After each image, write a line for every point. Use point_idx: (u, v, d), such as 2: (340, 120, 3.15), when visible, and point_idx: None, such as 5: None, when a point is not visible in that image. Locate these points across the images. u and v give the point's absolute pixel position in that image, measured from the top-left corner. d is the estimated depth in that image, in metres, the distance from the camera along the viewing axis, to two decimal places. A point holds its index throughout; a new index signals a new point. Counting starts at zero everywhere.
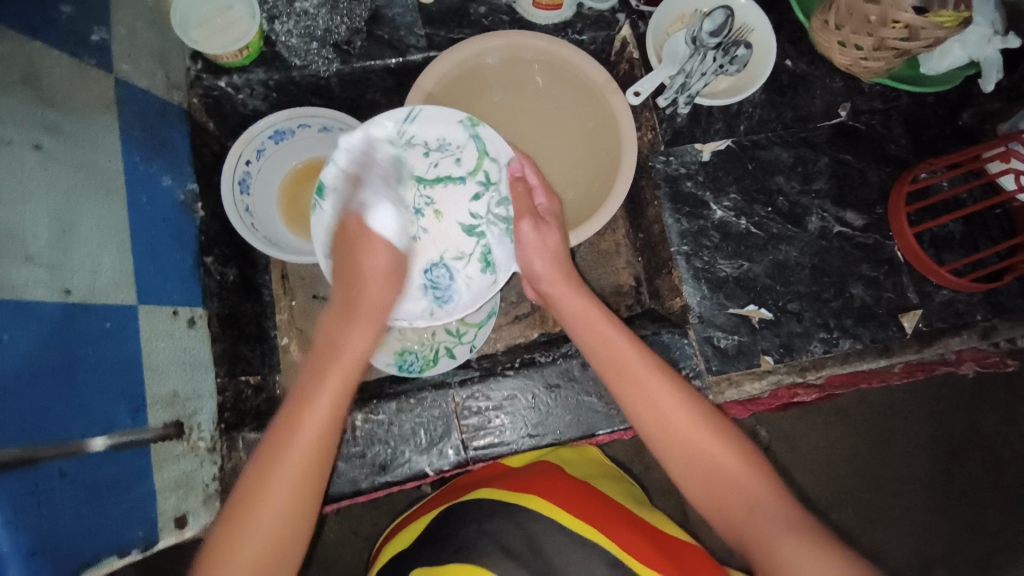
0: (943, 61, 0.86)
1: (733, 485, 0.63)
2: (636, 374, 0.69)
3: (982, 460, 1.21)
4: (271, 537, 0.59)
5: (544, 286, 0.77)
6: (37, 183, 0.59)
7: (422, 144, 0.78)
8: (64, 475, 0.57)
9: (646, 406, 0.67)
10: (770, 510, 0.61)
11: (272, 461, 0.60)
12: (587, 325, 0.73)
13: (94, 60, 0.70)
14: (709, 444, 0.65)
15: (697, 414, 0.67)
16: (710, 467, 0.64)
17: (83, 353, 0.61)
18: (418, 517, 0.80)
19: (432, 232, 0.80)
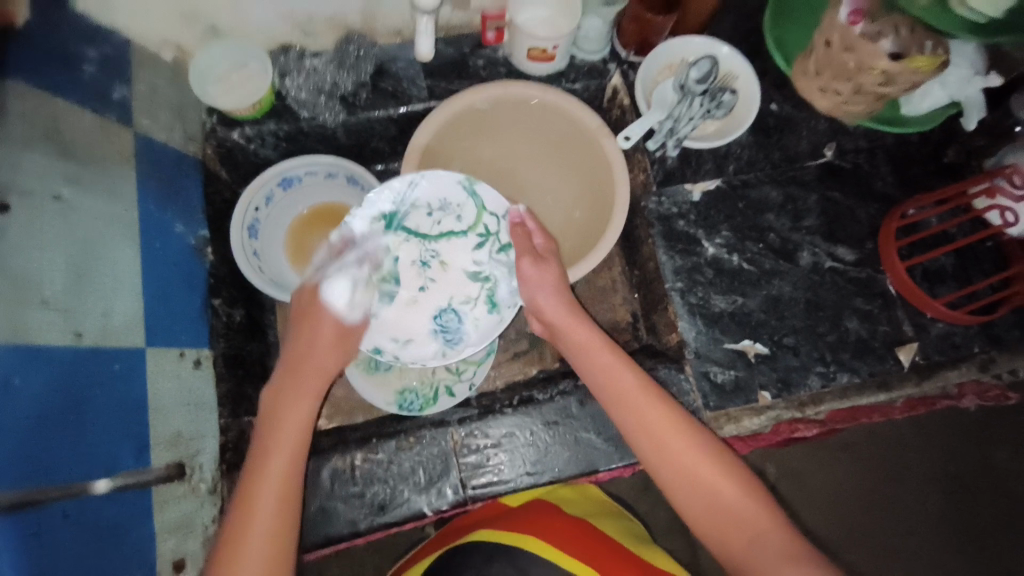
0: (923, 102, 0.90)
1: (735, 518, 0.63)
2: (638, 409, 0.69)
3: (998, 497, 1.18)
4: None
5: (558, 326, 0.78)
6: (56, 231, 0.63)
7: (424, 205, 0.83)
8: (67, 515, 0.58)
9: (646, 437, 0.68)
10: (773, 543, 0.60)
11: (256, 477, 0.65)
12: (596, 361, 0.74)
13: (115, 116, 0.75)
14: (713, 478, 0.65)
15: (697, 444, 0.67)
16: (711, 499, 0.64)
17: (92, 394, 0.63)
18: (418, 559, 0.81)
19: (438, 282, 0.84)
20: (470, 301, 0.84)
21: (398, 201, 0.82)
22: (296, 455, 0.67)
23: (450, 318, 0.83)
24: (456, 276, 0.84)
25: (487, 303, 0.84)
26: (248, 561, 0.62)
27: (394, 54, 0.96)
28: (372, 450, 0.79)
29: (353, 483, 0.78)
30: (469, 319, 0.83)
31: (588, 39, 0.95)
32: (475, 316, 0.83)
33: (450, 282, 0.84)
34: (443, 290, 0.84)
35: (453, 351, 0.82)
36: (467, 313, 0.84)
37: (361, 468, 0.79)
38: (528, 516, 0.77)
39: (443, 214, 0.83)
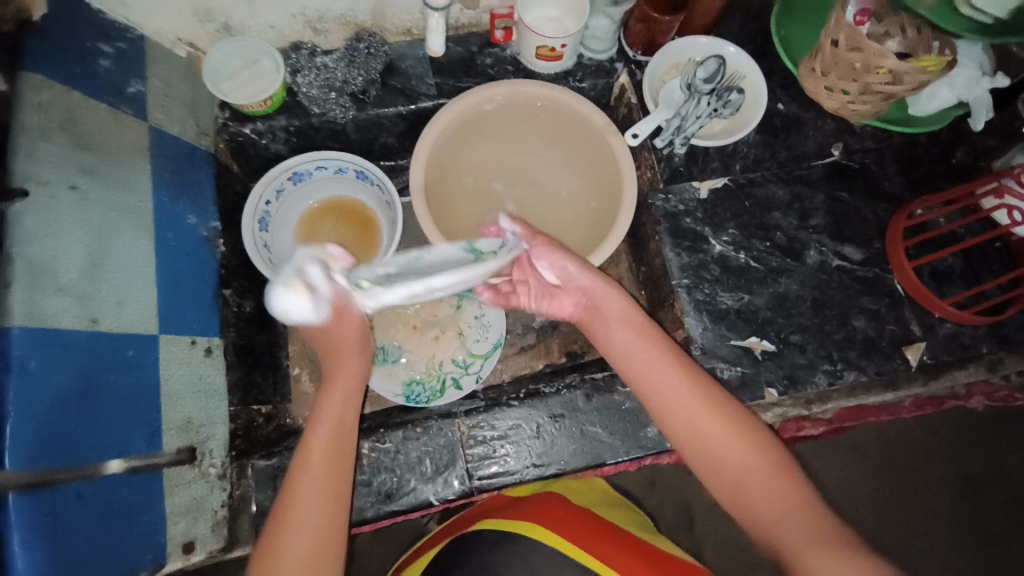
0: (931, 103, 0.89)
1: (758, 487, 0.63)
2: (655, 376, 0.70)
3: (1007, 503, 1.17)
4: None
5: (586, 296, 0.76)
6: (73, 219, 0.64)
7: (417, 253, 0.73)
8: (80, 496, 0.59)
9: (669, 409, 0.68)
10: (796, 510, 0.60)
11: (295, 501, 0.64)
12: (618, 326, 0.74)
13: (130, 109, 0.77)
14: (734, 445, 0.65)
15: (718, 412, 0.67)
16: (733, 468, 0.64)
17: (107, 378, 0.64)
18: (429, 548, 0.80)
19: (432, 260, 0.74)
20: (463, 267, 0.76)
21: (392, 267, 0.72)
22: (339, 440, 0.69)
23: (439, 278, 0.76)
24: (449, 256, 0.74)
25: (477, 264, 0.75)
26: (294, 545, 0.61)
27: (403, 53, 0.98)
28: (379, 440, 0.80)
29: (360, 471, 0.79)
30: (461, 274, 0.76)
31: (596, 38, 0.97)
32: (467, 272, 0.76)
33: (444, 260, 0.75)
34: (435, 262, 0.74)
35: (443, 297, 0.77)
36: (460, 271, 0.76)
37: (368, 457, 0.79)
38: (538, 506, 0.76)
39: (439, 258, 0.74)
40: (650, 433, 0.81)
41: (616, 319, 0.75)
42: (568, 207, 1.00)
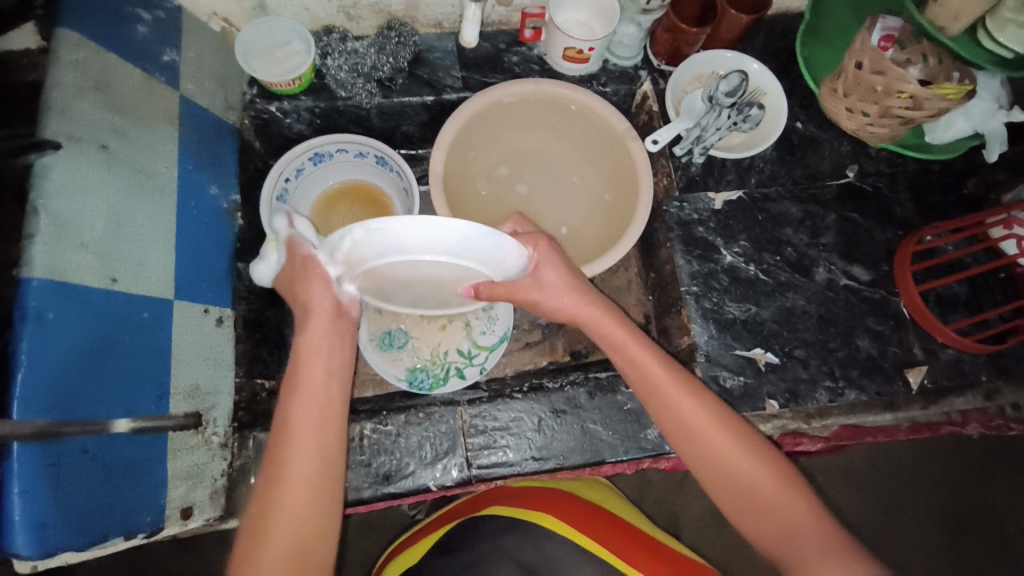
0: (947, 131, 0.92)
1: (763, 497, 0.63)
2: (663, 390, 0.69)
3: (990, 536, 1.19)
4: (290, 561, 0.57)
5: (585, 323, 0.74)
6: (101, 178, 0.65)
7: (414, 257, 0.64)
8: (86, 451, 0.59)
9: (675, 424, 0.68)
10: (807, 526, 0.61)
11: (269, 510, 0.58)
12: (620, 343, 0.72)
13: (163, 77, 0.78)
14: (743, 461, 0.65)
15: (724, 426, 0.67)
16: (738, 478, 0.65)
17: (119, 337, 0.64)
18: (432, 532, 0.83)
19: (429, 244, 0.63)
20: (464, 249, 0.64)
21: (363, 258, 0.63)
22: (321, 411, 0.62)
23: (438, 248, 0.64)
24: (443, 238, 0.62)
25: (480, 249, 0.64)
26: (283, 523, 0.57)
27: (432, 45, 0.99)
28: (381, 422, 0.80)
29: (360, 452, 0.79)
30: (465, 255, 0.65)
31: (622, 45, 0.98)
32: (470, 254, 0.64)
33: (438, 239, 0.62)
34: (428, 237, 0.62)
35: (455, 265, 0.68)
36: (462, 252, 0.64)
37: (369, 438, 0.80)
38: (538, 500, 0.79)
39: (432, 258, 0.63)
40: (650, 435, 0.81)
41: (614, 343, 0.73)
42: (586, 212, 1.01)
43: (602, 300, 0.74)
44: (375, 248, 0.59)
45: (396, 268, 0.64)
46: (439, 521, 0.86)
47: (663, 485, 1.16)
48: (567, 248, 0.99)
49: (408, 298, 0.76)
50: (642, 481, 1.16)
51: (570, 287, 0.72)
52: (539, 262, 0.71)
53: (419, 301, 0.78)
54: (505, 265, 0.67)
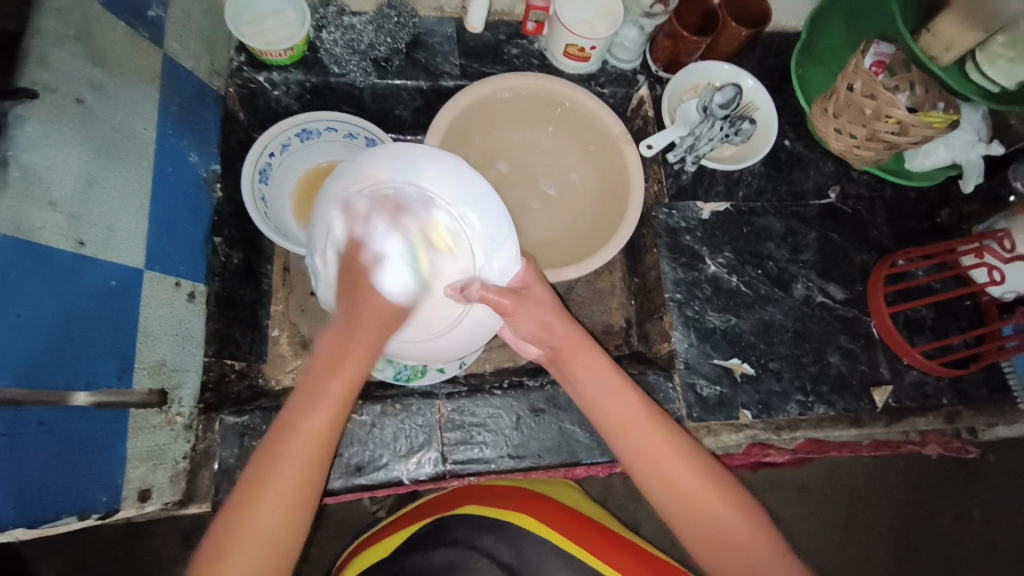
0: (927, 159, 0.95)
1: (734, 539, 0.63)
2: (636, 429, 0.68)
3: (933, 555, 1.25)
4: (263, 546, 0.57)
5: (559, 356, 0.72)
6: (75, 133, 0.61)
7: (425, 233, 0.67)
8: (41, 423, 0.55)
9: (637, 459, 0.68)
10: (777, 565, 0.61)
11: (249, 506, 0.57)
12: (592, 380, 0.71)
13: (147, 34, 0.74)
14: (712, 501, 0.65)
15: (694, 466, 0.67)
16: (711, 521, 0.64)
17: (83, 305, 0.61)
18: (403, 526, 0.80)
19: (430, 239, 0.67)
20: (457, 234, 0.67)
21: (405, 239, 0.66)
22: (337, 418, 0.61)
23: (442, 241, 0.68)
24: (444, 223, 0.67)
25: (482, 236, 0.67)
26: (265, 509, 0.57)
27: (431, 29, 0.97)
28: (356, 411, 0.78)
29: None
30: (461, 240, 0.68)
31: (623, 48, 0.98)
32: (466, 239, 0.67)
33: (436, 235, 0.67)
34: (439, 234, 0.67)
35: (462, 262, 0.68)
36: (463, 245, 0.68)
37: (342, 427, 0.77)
38: (517, 499, 0.78)
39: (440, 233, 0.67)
40: None
41: (587, 373, 0.71)
42: (590, 167, 0.99)
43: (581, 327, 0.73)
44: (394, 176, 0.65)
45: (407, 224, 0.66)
46: (408, 515, 0.83)
47: (628, 490, 1.17)
48: (566, 236, 1.00)
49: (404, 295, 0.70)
50: (609, 486, 1.17)
51: (540, 327, 0.70)
52: (528, 281, 0.70)
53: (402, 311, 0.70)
54: (499, 253, 0.68)
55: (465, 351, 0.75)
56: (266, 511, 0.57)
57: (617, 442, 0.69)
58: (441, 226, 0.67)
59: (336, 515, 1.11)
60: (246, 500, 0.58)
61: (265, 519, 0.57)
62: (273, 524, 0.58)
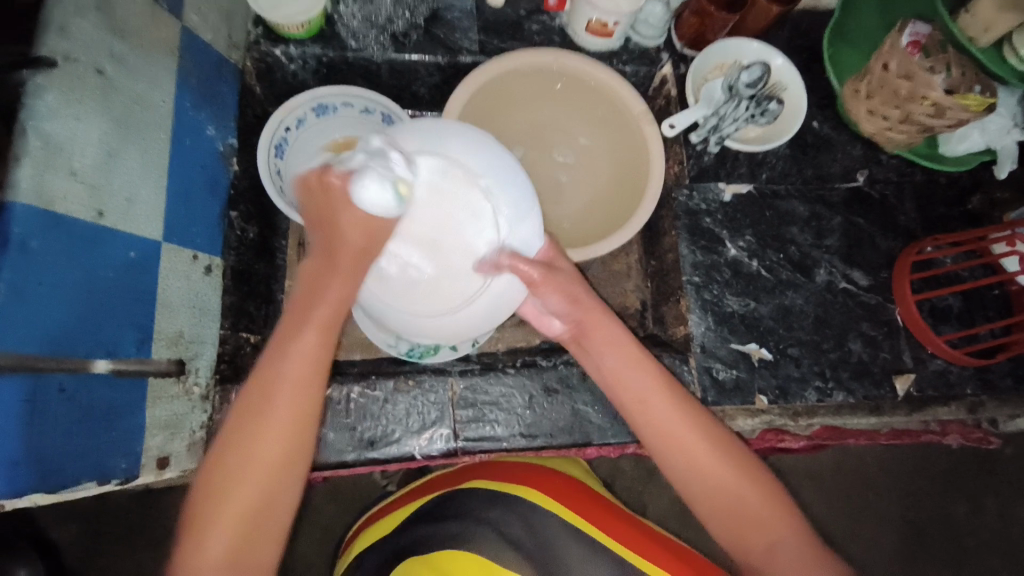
0: (960, 144, 0.91)
1: (751, 518, 0.64)
2: (655, 410, 0.68)
3: (946, 547, 1.23)
4: (260, 483, 0.59)
5: (579, 335, 0.72)
6: (94, 103, 0.61)
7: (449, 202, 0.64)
8: (62, 390, 0.56)
9: (661, 438, 0.67)
10: (795, 543, 0.62)
11: (240, 442, 0.59)
12: (611, 361, 0.70)
13: (166, 4, 0.73)
14: (730, 481, 0.65)
15: (713, 446, 0.67)
16: (729, 500, 0.65)
17: (104, 276, 0.61)
18: (411, 498, 0.82)
19: (453, 207, 0.65)
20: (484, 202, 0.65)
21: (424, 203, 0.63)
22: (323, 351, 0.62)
23: (466, 209, 0.65)
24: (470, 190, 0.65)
25: (508, 206, 0.65)
26: (258, 445, 0.59)
27: (450, 3, 0.95)
28: (369, 387, 0.78)
29: (345, 415, 0.77)
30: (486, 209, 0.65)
31: (647, 24, 0.95)
32: (492, 208, 0.65)
33: (458, 203, 0.64)
34: (460, 202, 0.65)
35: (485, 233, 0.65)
36: (488, 213, 0.65)
37: (356, 402, 0.78)
38: (525, 473, 0.79)
39: (463, 201, 0.65)
40: None
41: (608, 351, 0.70)
42: (596, 128, 0.98)
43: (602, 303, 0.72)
44: (422, 142, 0.63)
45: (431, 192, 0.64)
46: (420, 486, 0.84)
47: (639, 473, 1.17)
48: (586, 209, 0.99)
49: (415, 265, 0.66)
50: (619, 468, 1.17)
51: (567, 301, 0.69)
52: (551, 256, 0.70)
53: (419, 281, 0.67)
54: (525, 224, 0.66)
55: (485, 326, 0.72)
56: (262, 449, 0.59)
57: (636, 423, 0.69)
58: (470, 195, 0.65)
59: (348, 489, 1.12)
60: (235, 439, 0.59)
61: (257, 458, 0.59)
62: (266, 461, 0.59)
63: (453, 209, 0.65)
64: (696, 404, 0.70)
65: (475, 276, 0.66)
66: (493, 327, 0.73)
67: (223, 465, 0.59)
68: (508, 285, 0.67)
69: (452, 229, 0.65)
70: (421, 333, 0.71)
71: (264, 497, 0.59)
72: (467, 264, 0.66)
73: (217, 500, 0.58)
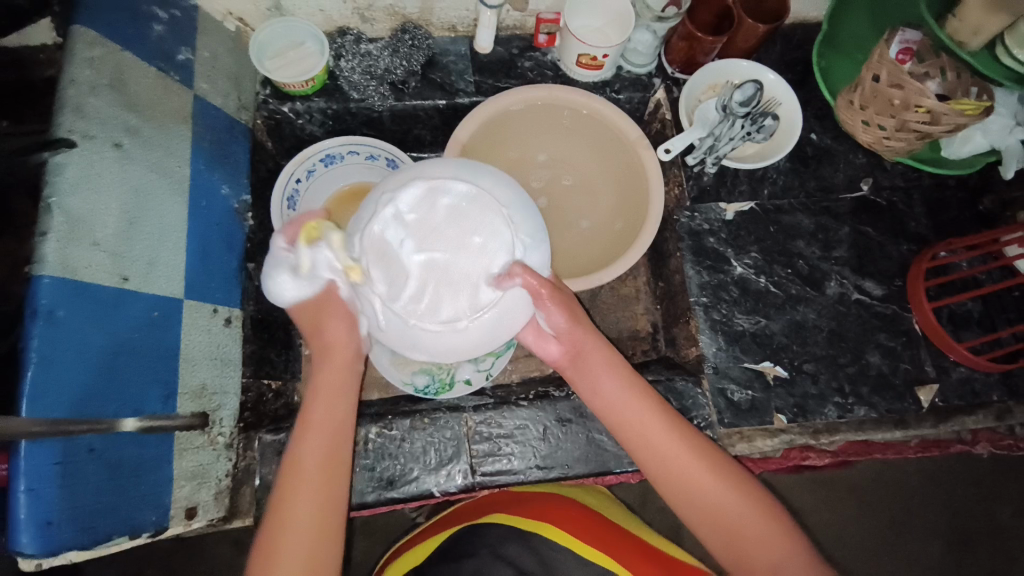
0: (964, 146, 0.91)
1: (748, 538, 0.63)
2: (647, 432, 0.68)
3: (993, 554, 1.18)
4: (313, 519, 0.64)
5: (568, 361, 0.74)
6: (114, 177, 0.66)
7: (471, 228, 0.62)
8: (92, 450, 0.60)
9: (656, 460, 0.68)
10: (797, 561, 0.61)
11: (290, 481, 0.65)
12: (602, 388, 0.71)
13: (178, 76, 0.78)
14: (729, 502, 0.65)
15: (709, 467, 0.67)
16: (730, 523, 0.64)
17: (129, 337, 0.65)
18: (430, 537, 0.82)
19: (478, 231, 0.62)
20: (508, 231, 0.63)
21: (442, 224, 0.62)
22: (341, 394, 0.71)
23: (487, 235, 0.63)
24: (495, 219, 0.63)
25: (529, 237, 0.64)
26: (304, 485, 0.65)
27: (445, 48, 0.99)
28: (386, 426, 0.80)
29: (364, 456, 0.79)
30: (510, 236, 0.63)
31: (637, 53, 0.98)
32: (515, 237, 0.63)
33: (482, 227, 0.62)
34: (484, 227, 0.62)
35: (504, 259, 0.63)
36: (510, 241, 0.63)
37: (373, 443, 0.79)
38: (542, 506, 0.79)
39: (486, 228, 0.63)
40: None
41: (604, 373, 0.72)
42: (595, 156, 0.99)
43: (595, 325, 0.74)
44: (455, 170, 0.64)
45: (455, 211, 0.62)
46: (442, 521, 0.86)
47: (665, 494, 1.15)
48: (591, 237, 0.99)
49: (420, 275, 0.61)
50: (644, 493, 1.15)
51: (568, 318, 0.70)
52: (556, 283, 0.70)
53: (426, 291, 0.62)
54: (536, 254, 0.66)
55: (483, 350, 0.67)
56: (309, 485, 0.65)
57: (628, 443, 0.70)
58: (495, 223, 0.63)
59: (374, 525, 1.14)
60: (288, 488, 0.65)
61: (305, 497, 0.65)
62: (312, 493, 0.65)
63: (478, 232, 0.62)
64: (689, 425, 0.71)
65: (490, 291, 0.62)
66: (488, 350, 0.68)
67: (294, 468, 0.66)
68: (515, 302, 0.64)
69: (467, 251, 0.62)
70: (421, 349, 0.64)
71: (320, 531, 0.64)
72: (480, 281, 0.62)
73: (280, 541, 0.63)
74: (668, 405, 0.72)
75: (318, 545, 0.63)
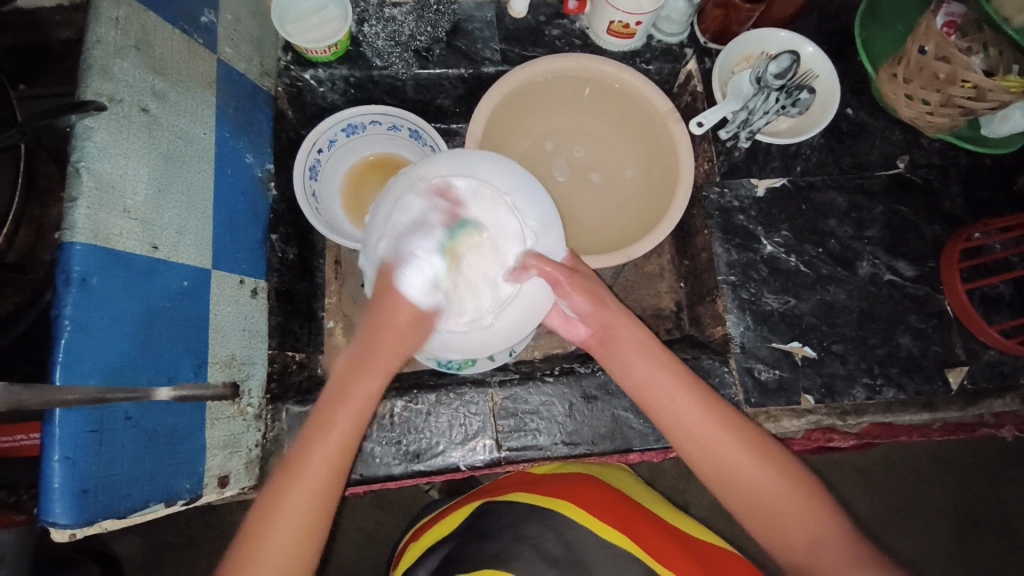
0: (1004, 125, 0.88)
1: (781, 513, 0.64)
2: (681, 411, 0.68)
3: (1002, 537, 1.18)
4: (314, 496, 0.61)
5: (594, 341, 0.74)
6: (143, 142, 0.64)
7: (479, 222, 0.67)
8: (128, 418, 0.60)
9: (692, 439, 0.67)
10: (835, 537, 0.61)
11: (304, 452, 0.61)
12: (635, 366, 0.71)
13: (202, 39, 0.76)
14: (760, 478, 0.65)
15: (741, 444, 0.67)
16: (764, 499, 0.65)
17: (160, 306, 0.64)
18: (454, 514, 0.83)
19: (487, 225, 0.67)
20: (515, 221, 0.67)
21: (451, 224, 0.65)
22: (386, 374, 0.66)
23: (495, 228, 0.67)
24: (501, 212, 0.67)
25: (537, 220, 0.67)
26: (316, 459, 0.61)
27: (471, 14, 0.95)
28: (413, 400, 0.80)
29: (390, 428, 0.79)
30: (518, 225, 0.67)
31: (670, 21, 0.94)
32: (522, 225, 0.67)
33: (491, 221, 0.67)
34: (491, 221, 0.67)
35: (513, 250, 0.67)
36: (518, 230, 0.67)
37: (400, 415, 0.80)
38: (565, 487, 0.79)
39: (492, 220, 0.67)
40: None
41: (636, 352, 0.71)
42: (621, 127, 0.97)
43: (622, 305, 0.73)
44: (456, 166, 0.67)
45: (463, 210, 0.66)
46: (467, 496, 0.87)
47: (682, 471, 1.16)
48: (615, 219, 0.97)
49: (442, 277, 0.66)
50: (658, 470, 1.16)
51: (592, 302, 0.70)
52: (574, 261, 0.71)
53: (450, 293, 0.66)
54: (548, 236, 0.68)
55: (514, 340, 0.71)
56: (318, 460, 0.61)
57: (658, 419, 0.69)
58: (501, 216, 0.67)
59: (392, 496, 1.16)
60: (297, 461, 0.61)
61: (314, 471, 0.61)
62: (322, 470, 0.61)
63: (484, 227, 0.66)
64: (723, 403, 0.70)
65: (508, 283, 0.67)
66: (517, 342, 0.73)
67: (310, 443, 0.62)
68: (536, 290, 0.68)
69: (481, 246, 0.67)
70: (454, 350, 0.70)
71: (317, 506, 0.61)
72: (499, 275, 0.67)
73: (280, 510, 0.60)
74: (702, 384, 0.71)
75: (316, 521, 0.61)
